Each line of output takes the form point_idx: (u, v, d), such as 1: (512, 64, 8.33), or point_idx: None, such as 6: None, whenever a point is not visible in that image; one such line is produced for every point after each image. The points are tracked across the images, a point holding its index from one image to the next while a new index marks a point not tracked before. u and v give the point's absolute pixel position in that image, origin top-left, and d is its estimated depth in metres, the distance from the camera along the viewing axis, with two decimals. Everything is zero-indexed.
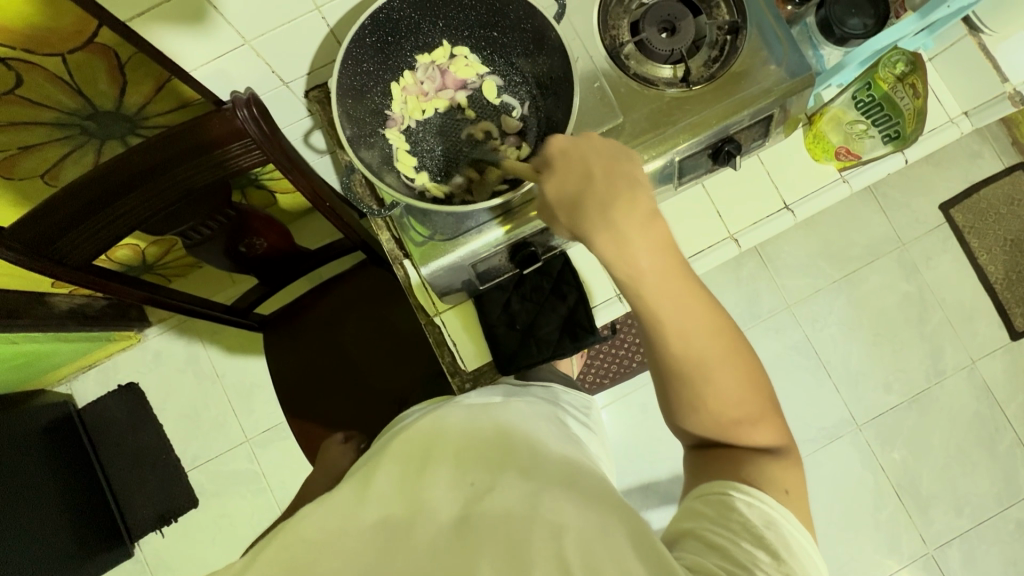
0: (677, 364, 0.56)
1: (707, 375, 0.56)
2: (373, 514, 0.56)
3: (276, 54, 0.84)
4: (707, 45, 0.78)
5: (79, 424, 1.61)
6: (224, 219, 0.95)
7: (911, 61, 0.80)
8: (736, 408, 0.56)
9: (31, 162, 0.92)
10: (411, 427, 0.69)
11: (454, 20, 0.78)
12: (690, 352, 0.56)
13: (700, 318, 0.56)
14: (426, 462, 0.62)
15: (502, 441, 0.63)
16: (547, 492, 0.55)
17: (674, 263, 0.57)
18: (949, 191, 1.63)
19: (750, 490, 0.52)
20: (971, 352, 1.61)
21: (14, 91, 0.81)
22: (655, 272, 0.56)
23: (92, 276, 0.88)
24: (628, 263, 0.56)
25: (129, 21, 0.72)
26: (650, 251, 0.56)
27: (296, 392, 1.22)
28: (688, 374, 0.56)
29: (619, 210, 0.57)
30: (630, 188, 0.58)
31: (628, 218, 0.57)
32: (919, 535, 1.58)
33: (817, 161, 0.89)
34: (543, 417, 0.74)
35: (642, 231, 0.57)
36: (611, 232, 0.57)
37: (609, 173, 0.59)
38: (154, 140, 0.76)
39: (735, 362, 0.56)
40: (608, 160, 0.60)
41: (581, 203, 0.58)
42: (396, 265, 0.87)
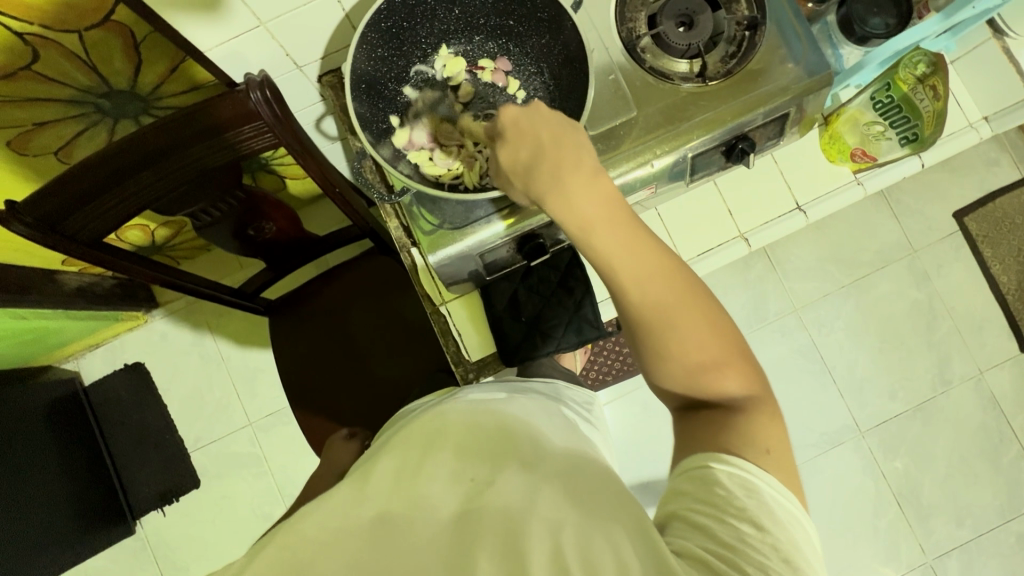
0: (641, 322, 0.55)
1: (673, 324, 0.54)
2: (373, 509, 0.56)
3: (292, 38, 0.84)
4: (725, 40, 0.77)
5: (85, 401, 1.63)
6: (233, 202, 0.94)
7: (932, 61, 0.79)
8: (703, 354, 0.54)
9: (46, 139, 0.93)
10: (415, 423, 0.70)
11: (470, 7, 0.77)
12: (653, 304, 0.55)
13: (656, 273, 0.55)
14: (425, 457, 0.62)
15: (501, 435, 0.64)
16: (547, 487, 0.55)
17: (624, 217, 0.56)
18: (964, 199, 1.61)
19: (733, 460, 0.51)
20: (978, 363, 1.59)
21: (30, 67, 0.81)
22: (609, 228, 0.55)
23: (102, 256, 0.89)
24: (577, 222, 0.55)
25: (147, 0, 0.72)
26: (599, 210, 0.55)
27: (300, 377, 1.23)
28: (651, 329, 0.55)
29: (568, 168, 0.56)
30: (575, 151, 0.57)
31: (575, 177, 0.56)
32: (918, 544, 1.57)
33: (832, 163, 0.88)
34: (544, 411, 0.74)
35: (589, 186, 0.55)
36: (560, 194, 0.56)
37: (556, 134, 0.58)
38: (166, 120, 0.76)
39: (698, 309, 0.55)
40: (553, 120, 0.59)
41: (531, 170, 0.58)
42: (404, 252, 0.87)
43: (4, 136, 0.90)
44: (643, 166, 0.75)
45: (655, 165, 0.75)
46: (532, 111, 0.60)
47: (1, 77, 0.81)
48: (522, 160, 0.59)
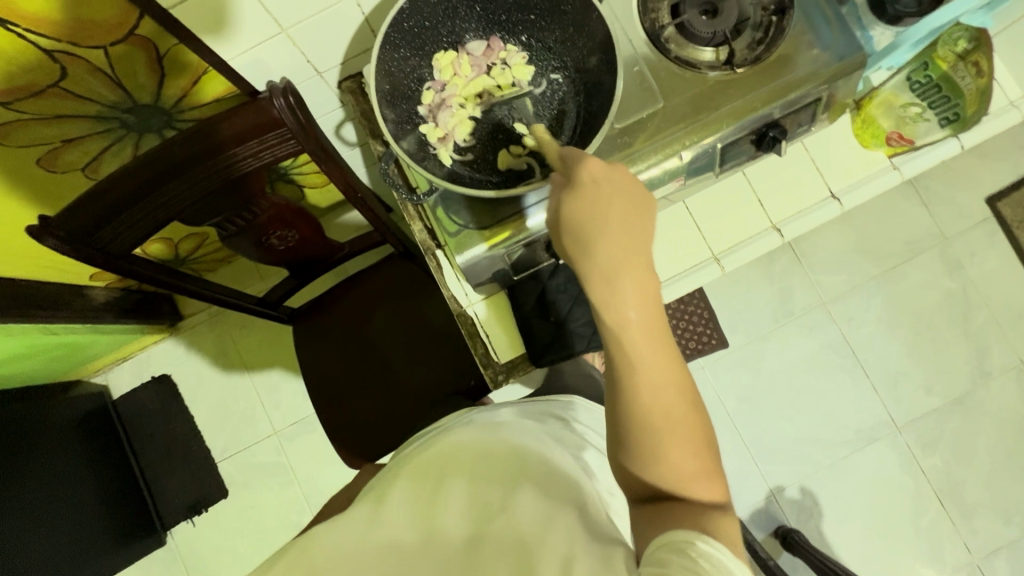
0: (641, 426, 0.47)
1: (666, 434, 0.46)
2: (383, 537, 0.58)
3: (312, 44, 0.83)
4: (751, 26, 0.75)
5: (114, 414, 1.66)
6: (256, 211, 0.95)
7: (974, 37, 0.77)
8: (691, 468, 0.46)
9: (73, 155, 0.94)
10: (431, 444, 0.70)
11: (491, 4, 0.74)
12: (655, 410, 0.46)
13: (670, 381, 0.47)
14: (439, 480, 0.63)
15: (514, 456, 0.63)
16: (556, 514, 0.53)
17: (659, 322, 0.49)
18: (998, 184, 1.60)
19: (715, 543, 0.40)
20: (1019, 352, 1.56)
21: (58, 84, 0.81)
22: (642, 324, 0.48)
23: (137, 267, 0.90)
24: (617, 313, 0.48)
25: (173, 10, 0.72)
26: (637, 301, 0.48)
27: (326, 385, 1.23)
28: (650, 434, 0.46)
29: (612, 244, 0.48)
30: (635, 225, 0.49)
31: (618, 257, 0.48)
32: (963, 542, 1.53)
33: (865, 148, 0.84)
34: (562, 439, 0.70)
35: (638, 275, 0.48)
36: (607, 277, 0.48)
37: (626, 211, 0.49)
38: (177, 139, 0.77)
39: (694, 422, 0.47)
40: (620, 184, 0.50)
41: (580, 227, 0.50)
42: (428, 255, 0.86)
43: (34, 153, 0.91)
44: (672, 157, 0.73)
45: (684, 156, 0.74)
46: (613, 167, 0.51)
47: (31, 95, 0.81)
48: (571, 216, 0.50)
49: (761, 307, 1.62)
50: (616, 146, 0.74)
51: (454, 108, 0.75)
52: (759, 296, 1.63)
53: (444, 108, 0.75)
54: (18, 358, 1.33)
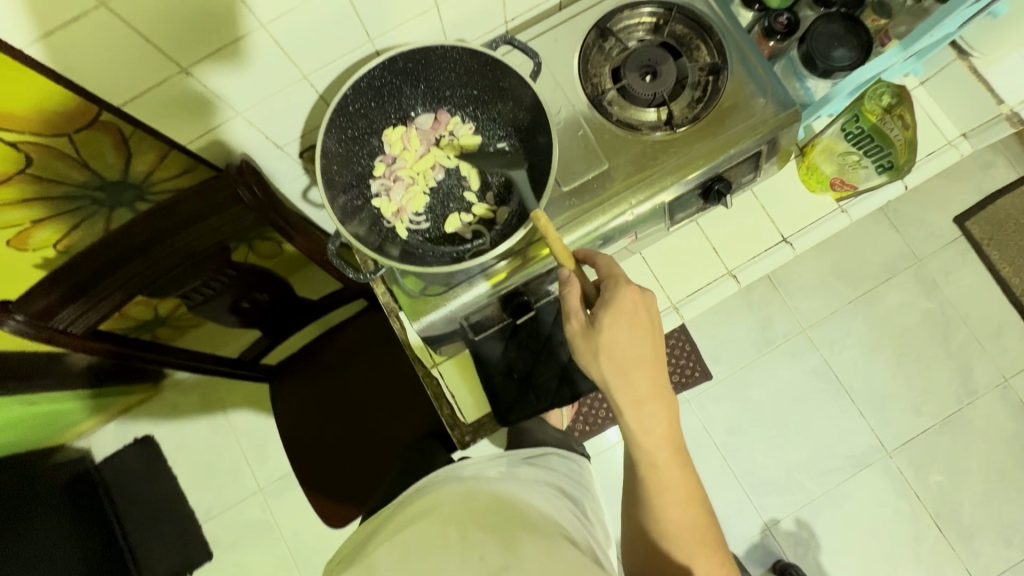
0: (670, 533, 0.63)
1: (689, 541, 0.63)
2: None
3: (268, 121, 0.81)
4: (689, 86, 0.78)
5: (97, 479, 1.64)
6: (223, 280, 0.96)
7: (896, 93, 0.80)
8: (707, 567, 0.62)
9: (45, 233, 0.95)
10: (400, 515, 0.63)
11: (436, 81, 0.76)
12: (675, 519, 0.64)
13: (687, 495, 0.64)
14: (421, 546, 0.53)
15: (494, 512, 0.60)
16: (564, 556, 0.53)
17: (679, 448, 0.66)
18: (964, 203, 1.64)
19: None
20: (1002, 369, 1.57)
21: (24, 171, 0.83)
22: (667, 450, 0.65)
23: (97, 343, 0.90)
24: (648, 441, 0.64)
25: (122, 105, 0.71)
26: (665, 434, 0.65)
27: (305, 443, 1.22)
28: (681, 540, 0.63)
29: (647, 389, 0.64)
30: (661, 373, 0.66)
31: (653, 400, 0.64)
32: (964, 568, 1.50)
33: (812, 192, 0.86)
34: (542, 493, 0.72)
35: (664, 413, 0.65)
36: (641, 413, 0.64)
37: (657, 358, 0.66)
38: (154, 213, 0.81)
39: (706, 527, 0.64)
40: (654, 337, 0.66)
41: (625, 370, 0.64)
42: (393, 317, 0.87)
43: (3, 236, 0.92)
44: (622, 215, 0.75)
45: (633, 213, 0.76)
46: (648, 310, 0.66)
47: None
48: (620, 359, 0.64)
49: (743, 336, 1.63)
50: (565, 208, 0.75)
51: (404, 182, 0.78)
52: (739, 326, 1.64)
53: (394, 182, 0.78)
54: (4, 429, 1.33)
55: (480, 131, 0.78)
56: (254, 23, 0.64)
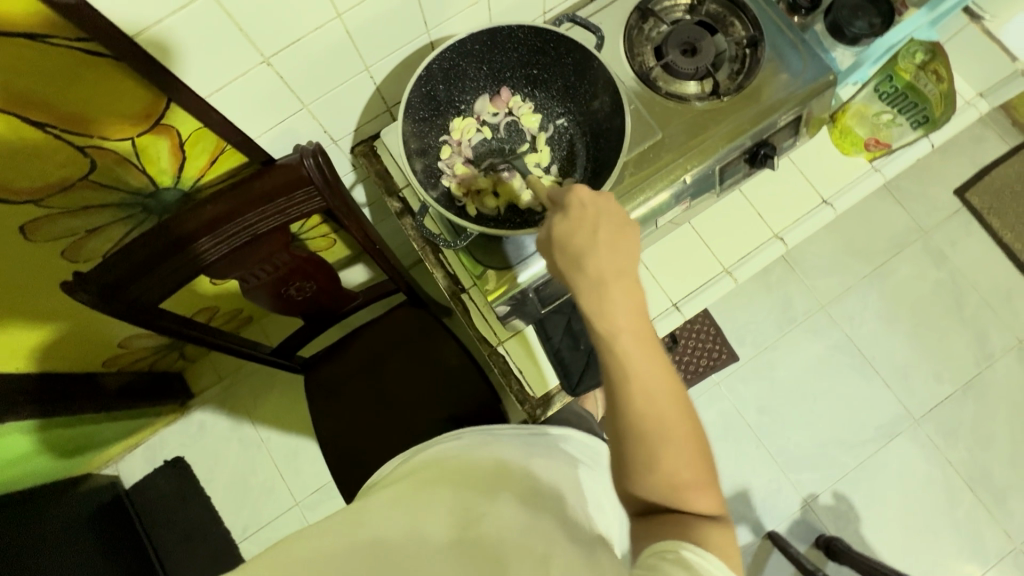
0: (636, 437, 0.48)
1: (663, 441, 0.48)
2: (370, 534, 0.51)
3: (330, 115, 0.87)
4: (728, 59, 0.83)
5: (127, 505, 1.60)
6: (275, 266, 0.95)
7: (930, 49, 0.86)
8: (684, 471, 0.48)
9: (97, 242, 0.98)
10: (416, 464, 0.66)
11: (497, 63, 0.81)
12: (650, 415, 0.48)
13: (661, 389, 0.49)
14: (421, 490, 0.58)
15: (496, 473, 0.62)
16: (537, 525, 0.53)
17: (648, 336, 0.51)
18: (962, 176, 1.71)
19: (699, 550, 0.44)
20: (1016, 331, 1.62)
21: (87, 177, 0.85)
22: (637, 338, 0.50)
23: (158, 319, 0.90)
24: (609, 327, 0.50)
25: (207, 97, 0.74)
26: (632, 319, 0.51)
27: (351, 445, 1.21)
28: (651, 441, 0.48)
29: (609, 273, 0.52)
30: (626, 254, 0.53)
31: (614, 284, 0.51)
32: (1002, 529, 1.52)
33: (847, 155, 0.91)
34: (535, 452, 0.71)
35: (625, 295, 0.51)
36: (600, 298, 0.51)
37: (614, 238, 0.53)
38: (223, 189, 0.82)
39: (689, 427, 0.49)
40: (614, 223, 0.54)
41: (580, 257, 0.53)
42: (454, 299, 0.88)
43: (59, 246, 0.94)
44: (677, 181, 0.79)
45: (689, 178, 0.80)
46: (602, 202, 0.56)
47: (61, 190, 0.85)
48: (576, 248, 0.54)
49: (766, 316, 1.67)
50: (624, 177, 0.79)
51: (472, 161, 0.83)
52: (760, 307, 1.67)
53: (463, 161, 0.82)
54: (8, 465, 1.27)
55: (541, 111, 0.84)
56: (331, 13, 0.70)
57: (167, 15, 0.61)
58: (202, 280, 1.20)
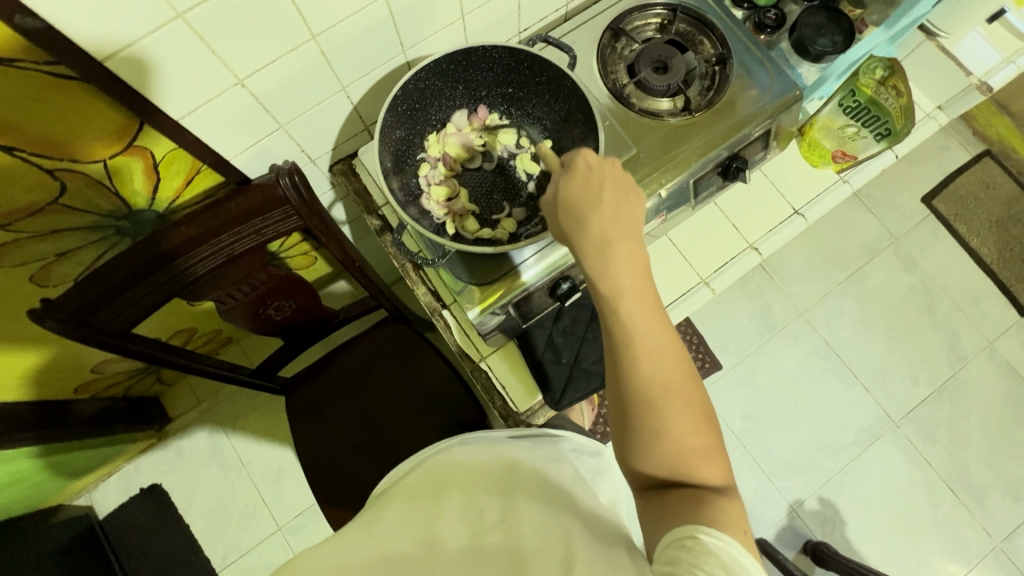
0: (638, 389, 0.48)
1: (664, 400, 0.48)
2: (380, 547, 0.48)
3: (308, 135, 0.87)
4: (699, 76, 0.85)
5: (102, 536, 1.54)
6: (252, 286, 0.94)
7: (888, 65, 0.87)
8: (689, 433, 0.48)
9: (67, 266, 0.96)
10: (427, 464, 0.63)
11: (473, 82, 0.82)
12: (653, 375, 0.48)
13: (665, 349, 0.49)
14: (433, 497, 0.55)
15: (511, 472, 0.58)
16: (558, 525, 0.49)
17: (654, 302, 0.51)
18: (929, 184, 1.77)
19: (717, 534, 0.43)
20: (986, 333, 1.67)
21: (57, 201, 0.83)
22: (639, 298, 0.51)
23: (131, 344, 0.88)
24: (613, 286, 0.51)
25: (180, 119, 0.73)
26: (635, 281, 0.51)
27: (334, 466, 1.18)
28: (653, 399, 0.48)
29: (614, 234, 0.53)
30: (631, 219, 0.54)
31: (620, 243, 0.53)
32: (982, 528, 1.55)
33: (816, 167, 0.95)
34: (547, 452, 0.67)
35: (630, 258, 0.52)
36: (605, 259, 0.52)
37: (618, 202, 0.55)
38: (199, 210, 0.81)
39: (695, 395, 0.49)
40: (619, 187, 0.56)
41: (583, 221, 0.54)
42: (436, 317, 0.87)
43: (27, 272, 0.92)
44: (653, 195, 0.81)
45: (664, 192, 0.81)
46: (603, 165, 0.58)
47: (30, 215, 0.83)
48: (577, 209, 0.55)
49: (746, 324, 1.69)
50: None
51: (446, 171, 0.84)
52: (741, 315, 1.70)
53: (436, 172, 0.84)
54: None
55: (516, 129, 0.86)
56: (306, 34, 0.70)
57: (139, 38, 0.60)
58: (179, 302, 1.18)
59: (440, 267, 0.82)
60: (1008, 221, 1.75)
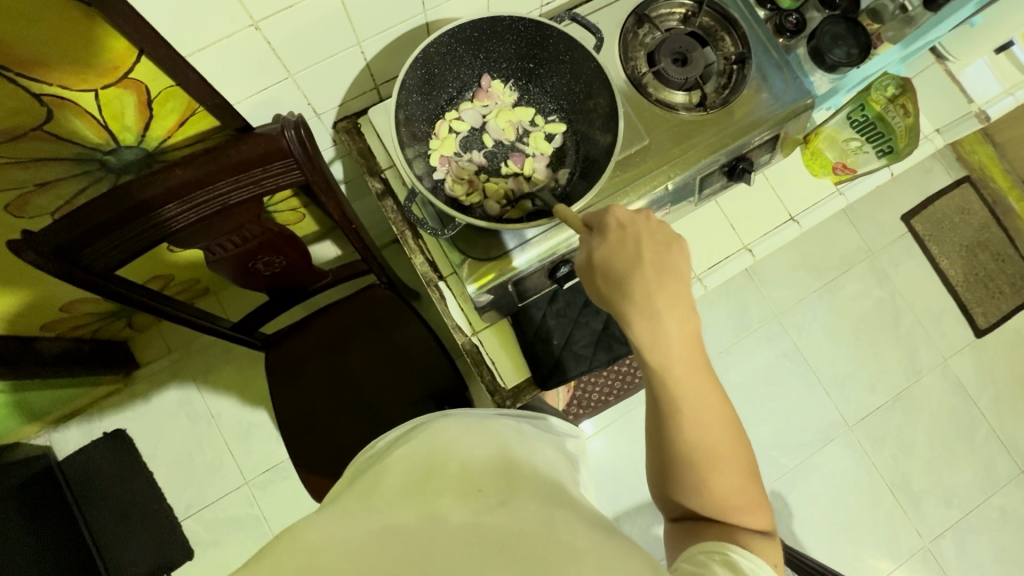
0: (687, 452, 0.51)
1: (712, 463, 0.51)
2: (379, 520, 0.49)
3: (316, 87, 0.84)
4: (716, 73, 0.85)
5: (60, 478, 1.51)
6: (243, 237, 0.91)
7: (900, 84, 0.86)
8: (736, 495, 0.51)
9: (46, 198, 0.91)
10: (422, 435, 0.64)
11: (495, 53, 0.81)
12: (703, 440, 0.51)
13: (716, 414, 0.52)
14: (431, 472, 0.56)
15: (507, 458, 0.59)
16: (554, 513, 0.50)
17: (701, 365, 0.53)
18: (909, 203, 1.83)
19: (748, 554, 0.47)
20: (942, 351, 1.76)
21: (41, 127, 0.79)
22: (686, 362, 0.53)
23: (110, 284, 0.84)
24: (658, 351, 0.53)
25: (186, 56, 0.70)
26: (682, 345, 0.53)
27: (311, 426, 1.18)
28: (698, 461, 0.51)
29: (660, 297, 0.53)
30: (676, 283, 0.54)
31: (667, 307, 0.53)
32: (915, 530, 1.66)
33: (816, 176, 0.98)
34: (537, 439, 0.68)
35: (679, 319, 0.53)
36: (652, 322, 0.53)
37: (660, 262, 0.55)
38: (195, 153, 0.77)
39: (740, 452, 0.52)
40: (659, 246, 0.56)
41: (626, 283, 0.55)
42: (431, 287, 0.87)
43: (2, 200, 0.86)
44: (659, 188, 0.81)
45: (670, 185, 0.82)
46: (642, 222, 0.58)
47: (9, 139, 0.78)
48: (617, 270, 0.56)
49: (723, 322, 1.75)
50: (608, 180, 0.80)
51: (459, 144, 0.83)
52: (718, 312, 1.75)
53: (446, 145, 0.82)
54: None
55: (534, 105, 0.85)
56: None
57: None
58: (161, 248, 1.13)
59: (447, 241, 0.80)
60: (976, 247, 1.83)
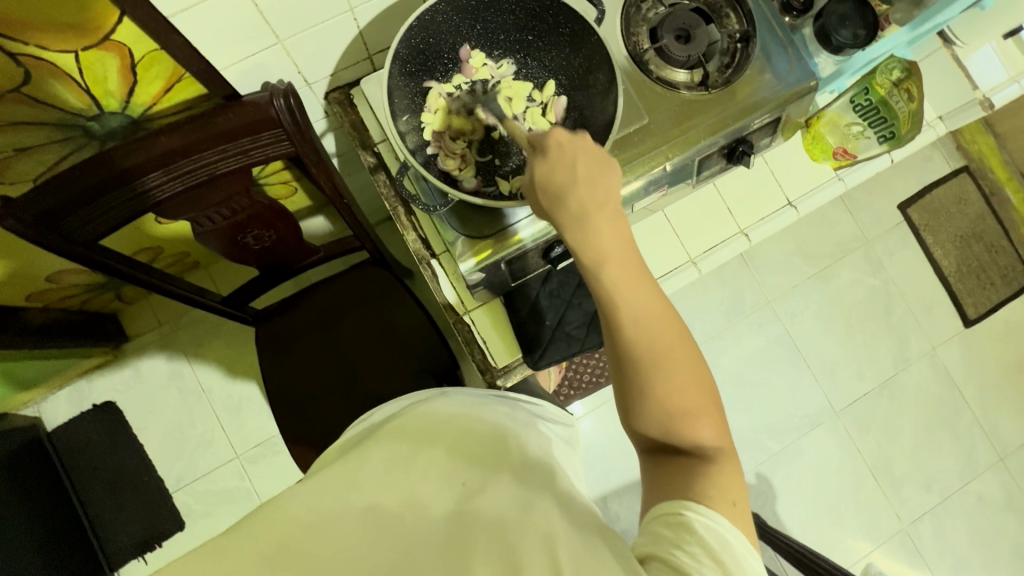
0: (630, 362, 0.50)
1: (658, 371, 0.50)
2: (364, 501, 0.50)
3: (307, 54, 0.82)
4: (719, 52, 0.83)
5: (50, 448, 1.51)
6: (232, 211, 0.89)
7: (905, 68, 0.89)
8: (685, 401, 0.50)
9: (27, 164, 0.88)
10: (411, 410, 0.64)
11: (492, 23, 0.78)
12: (647, 348, 0.50)
13: (657, 318, 0.51)
14: (418, 449, 0.56)
15: (494, 438, 0.58)
16: (538, 497, 0.50)
17: (640, 271, 0.52)
18: (907, 192, 1.82)
19: (703, 510, 0.47)
20: (930, 340, 1.78)
21: (19, 90, 0.76)
22: (622, 267, 0.51)
23: (96, 254, 0.83)
24: (595, 261, 0.51)
25: (169, 17, 0.67)
26: (617, 251, 0.52)
27: (301, 401, 1.18)
28: (643, 370, 0.50)
29: (592, 204, 0.52)
30: (605, 188, 0.53)
31: (598, 215, 0.52)
32: (895, 514, 1.70)
33: (815, 161, 0.96)
34: (525, 420, 0.68)
35: (611, 226, 0.52)
36: (585, 231, 0.52)
37: (592, 171, 0.54)
38: (182, 122, 0.75)
39: (686, 359, 0.51)
40: (593, 154, 0.54)
41: (564, 195, 0.53)
42: (423, 265, 0.87)
43: None
44: (657, 168, 0.79)
45: (668, 166, 0.80)
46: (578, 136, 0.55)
47: None
48: (556, 181, 0.54)
49: (716, 307, 1.75)
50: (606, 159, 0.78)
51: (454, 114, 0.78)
52: (712, 298, 1.75)
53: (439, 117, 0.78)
54: None
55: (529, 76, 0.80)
56: None
57: None
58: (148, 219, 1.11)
59: (438, 216, 0.79)
60: (971, 238, 1.83)
